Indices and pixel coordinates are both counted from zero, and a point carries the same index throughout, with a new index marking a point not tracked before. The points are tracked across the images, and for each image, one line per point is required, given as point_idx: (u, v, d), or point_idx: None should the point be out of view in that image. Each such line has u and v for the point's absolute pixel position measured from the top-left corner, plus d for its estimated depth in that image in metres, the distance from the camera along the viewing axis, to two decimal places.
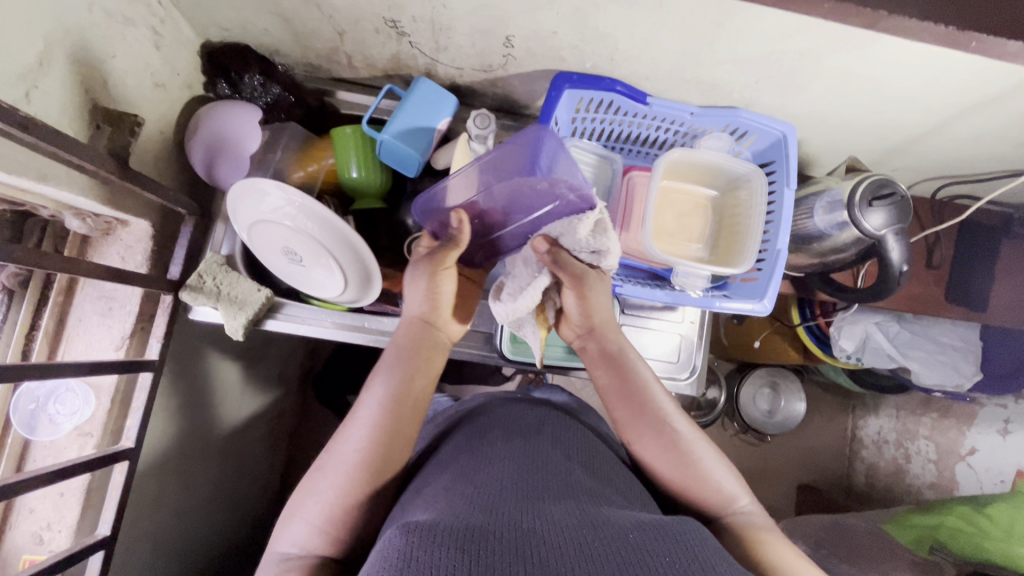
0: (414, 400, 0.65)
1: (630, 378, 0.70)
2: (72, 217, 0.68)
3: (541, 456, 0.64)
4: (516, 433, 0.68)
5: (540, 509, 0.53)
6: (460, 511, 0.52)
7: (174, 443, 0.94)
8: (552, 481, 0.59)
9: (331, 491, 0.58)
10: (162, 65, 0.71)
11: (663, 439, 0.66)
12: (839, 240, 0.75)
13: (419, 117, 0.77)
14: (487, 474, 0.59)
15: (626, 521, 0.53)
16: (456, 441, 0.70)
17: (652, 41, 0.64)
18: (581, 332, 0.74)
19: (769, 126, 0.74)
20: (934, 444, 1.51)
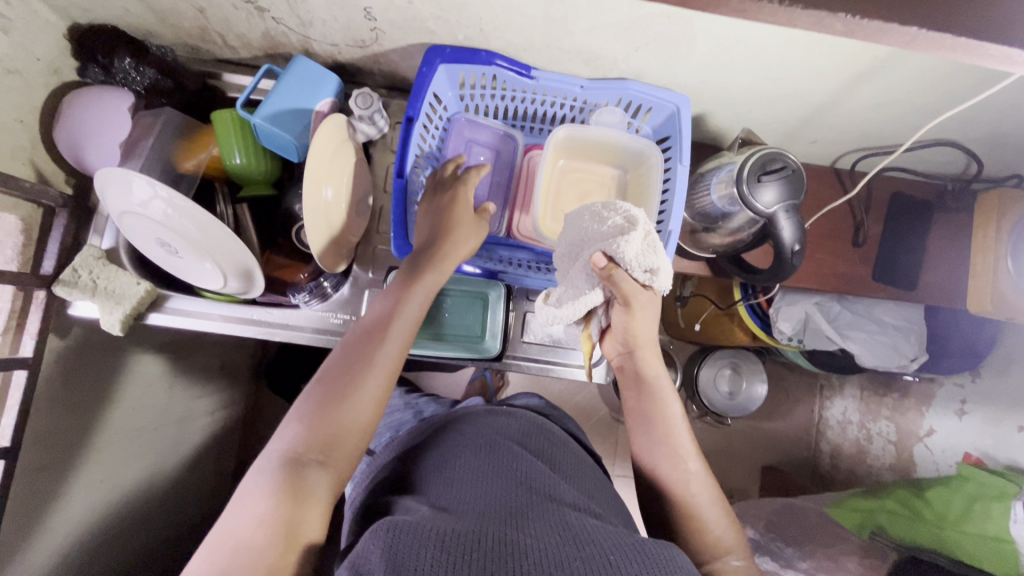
0: (411, 312, 0.63)
1: (654, 404, 0.69)
2: None
3: (527, 469, 0.65)
4: (499, 444, 0.69)
5: (524, 526, 0.54)
6: (448, 524, 0.54)
7: (134, 442, 0.95)
8: (532, 494, 0.60)
9: (321, 392, 0.57)
10: (13, 49, 0.67)
11: (676, 473, 0.65)
12: (737, 219, 0.71)
13: (295, 99, 0.73)
14: (479, 492, 0.61)
15: (606, 539, 0.54)
16: (461, 440, 0.71)
17: (513, 9, 0.60)
18: (621, 352, 0.71)
19: (658, 97, 0.69)
20: (894, 425, 1.52)
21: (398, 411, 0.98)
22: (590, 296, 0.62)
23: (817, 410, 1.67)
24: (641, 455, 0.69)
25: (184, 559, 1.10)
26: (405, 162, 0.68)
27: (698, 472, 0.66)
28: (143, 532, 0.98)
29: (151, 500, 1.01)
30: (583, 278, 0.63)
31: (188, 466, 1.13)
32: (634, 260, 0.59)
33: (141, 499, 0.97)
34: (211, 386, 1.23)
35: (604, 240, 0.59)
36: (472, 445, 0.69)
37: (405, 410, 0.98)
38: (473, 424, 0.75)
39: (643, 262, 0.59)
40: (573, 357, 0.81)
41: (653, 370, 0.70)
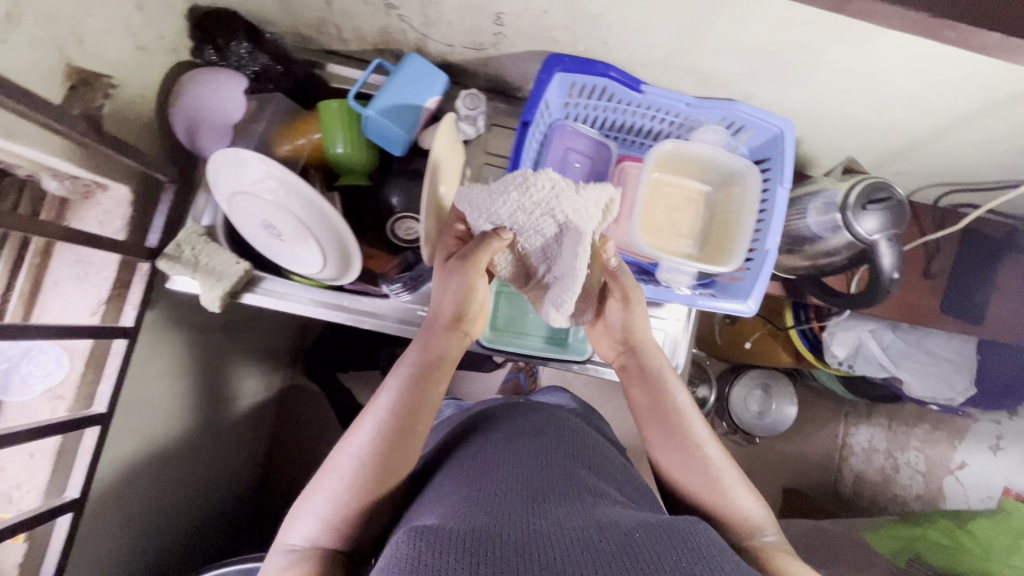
0: (428, 401, 0.61)
1: (660, 393, 0.68)
2: (49, 178, 0.68)
3: (549, 462, 0.61)
4: (516, 436, 0.67)
5: (546, 512, 0.51)
6: (466, 517, 0.50)
7: (151, 415, 0.92)
8: (555, 485, 0.56)
9: (331, 497, 0.54)
10: (145, 27, 0.69)
11: (694, 459, 0.63)
12: (832, 244, 0.73)
13: (406, 94, 0.75)
14: (494, 478, 0.57)
15: (632, 522, 0.50)
16: (476, 437, 0.68)
17: (645, 26, 0.62)
18: (624, 350, 0.73)
19: (765, 120, 0.71)
20: (924, 456, 1.49)
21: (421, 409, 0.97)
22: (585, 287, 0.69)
23: (842, 436, 1.76)
24: (653, 446, 0.66)
25: (185, 539, 1.09)
26: (518, 164, 0.70)
27: (718, 456, 0.64)
28: (150, 505, 0.95)
29: (163, 477, 0.98)
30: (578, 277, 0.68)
31: (205, 440, 1.11)
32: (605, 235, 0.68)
33: (159, 470, 0.96)
34: None
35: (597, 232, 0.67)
36: (485, 441, 0.67)
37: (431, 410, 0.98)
38: (496, 420, 0.73)
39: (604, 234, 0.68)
40: None
41: (651, 362, 0.70)
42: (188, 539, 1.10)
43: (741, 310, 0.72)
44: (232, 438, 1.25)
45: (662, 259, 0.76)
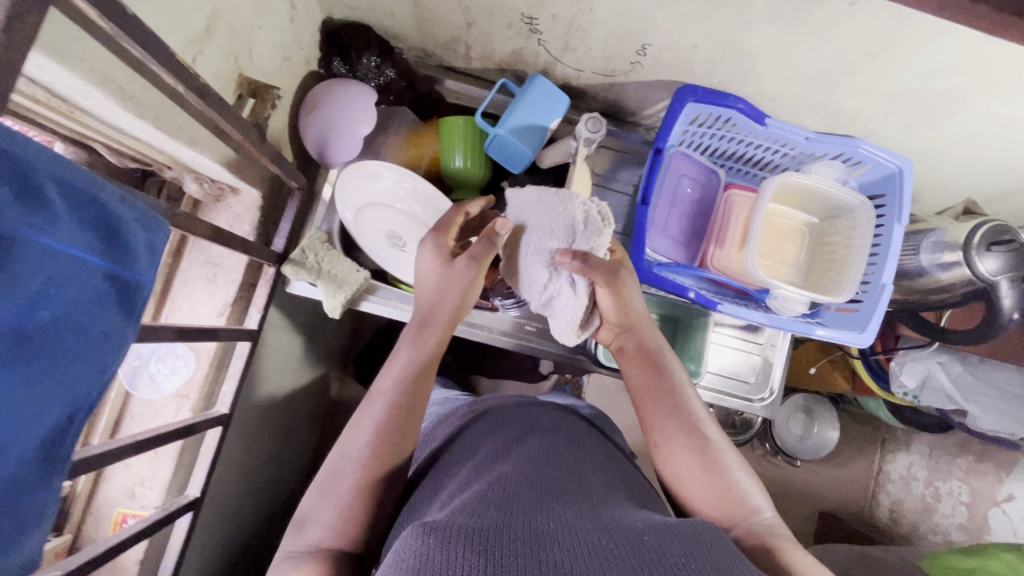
0: (410, 397, 0.61)
1: (665, 378, 0.67)
2: (191, 180, 0.70)
3: (561, 461, 0.59)
4: (527, 434, 0.64)
5: (552, 509, 0.48)
6: (475, 511, 0.47)
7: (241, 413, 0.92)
8: (566, 486, 0.54)
9: (334, 497, 0.55)
10: (293, 38, 0.71)
11: (696, 441, 0.62)
12: (943, 280, 0.75)
13: (533, 115, 0.77)
14: (502, 472, 0.55)
15: (640, 522, 0.47)
16: (473, 435, 0.67)
17: (793, 65, 0.64)
18: (618, 330, 0.71)
19: (887, 159, 0.73)
20: (968, 488, 1.50)
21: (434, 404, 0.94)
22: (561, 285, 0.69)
23: (877, 462, 1.71)
24: (653, 432, 0.65)
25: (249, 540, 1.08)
26: (649, 191, 0.73)
27: (719, 440, 0.63)
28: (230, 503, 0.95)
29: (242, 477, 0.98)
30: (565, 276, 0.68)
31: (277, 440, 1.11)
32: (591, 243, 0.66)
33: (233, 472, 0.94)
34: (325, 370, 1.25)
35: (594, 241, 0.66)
36: (477, 439, 0.66)
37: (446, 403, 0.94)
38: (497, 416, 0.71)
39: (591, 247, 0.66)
40: (739, 388, 0.88)
41: (650, 344, 0.70)
42: (253, 540, 1.11)
43: (856, 342, 0.73)
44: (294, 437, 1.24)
45: (774, 288, 0.77)
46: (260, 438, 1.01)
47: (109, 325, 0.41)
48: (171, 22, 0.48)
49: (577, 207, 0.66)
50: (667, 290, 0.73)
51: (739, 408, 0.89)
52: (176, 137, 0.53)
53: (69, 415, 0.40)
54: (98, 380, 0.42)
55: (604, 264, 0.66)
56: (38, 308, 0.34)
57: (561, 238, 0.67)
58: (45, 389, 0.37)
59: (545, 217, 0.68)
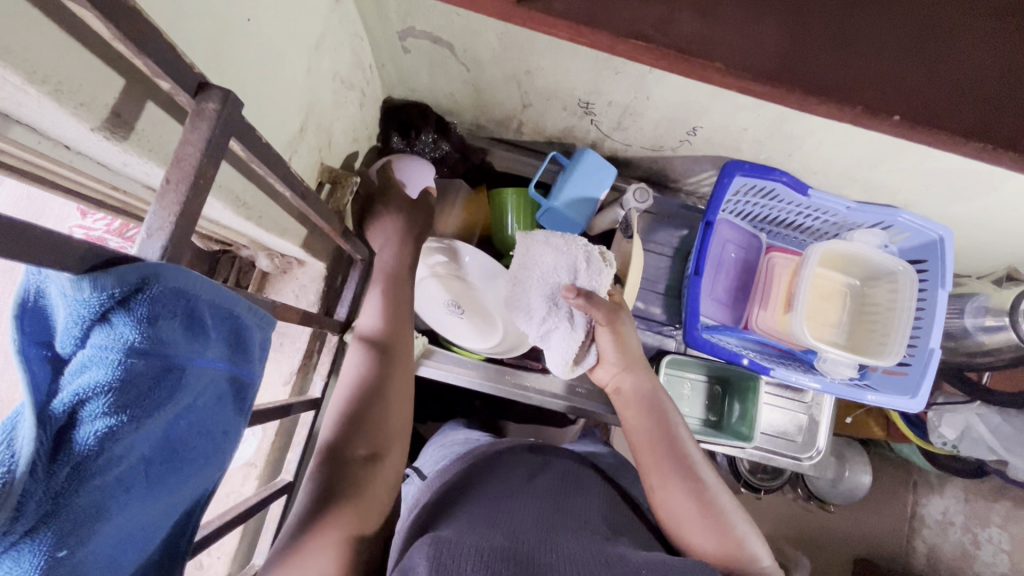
0: (363, 425, 0.60)
1: (664, 420, 0.67)
2: (263, 256, 0.74)
3: (564, 504, 0.60)
4: (527, 483, 0.64)
5: (557, 539, 0.52)
6: (483, 534, 0.51)
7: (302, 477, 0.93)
8: (569, 524, 0.56)
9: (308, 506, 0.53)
10: (360, 121, 0.76)
11: (692, 486, 0.61)
12: (990, 343, 0.77)
13: (585, 187, 0.81)
14: (512, 508, 0.57)
15: (642, 560, 0.49)
16: (474, 478, 0.67)
17: (838, 147, 0.68)
18: (615, 372, 0.71)
19: (929, 228, 0.76)
20: (1007, 534, 1.47)
21: (455, 445, 0.92)
22: (557, 323, 0.71)
23: (911, 505, 1.63)
24: (649, 474, 0.64)
25: None
26: (701, 261, 0.75)
27: (717, 486, 0.62)
28: None
29: None
30: (558, 313, 0.71)
31: None
32: (588, 280, 0.70)
33: None
34: None
35: (585, 278, 0.70)
36: (474, 482, 0.65)
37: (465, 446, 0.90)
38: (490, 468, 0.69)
39: (589, 283, 0.71)
40: (788, 447, 0.89)
41: (643, 393, 0.69)
42: None
43: (908, 409, 0.75)
44: None
45: (821, 352, 0.79)
46: None
47: (227, 423, 0.42)
48: (277, 131, 0.53)
49: (579, 250, 0.71)
50: (721, 358, 0.75)
51: (787, 467, 0.90)
52: (271, 230, 0.57)
53: (189, 513, 0.40)
54: (214, 477, 0.42)
55: (606, 302, 0.69)
56: (183, 420, 0.36)
57: (564, 276, 0.71)
58: (177, 494, 0.38)
59: (549, 257, 0.72)
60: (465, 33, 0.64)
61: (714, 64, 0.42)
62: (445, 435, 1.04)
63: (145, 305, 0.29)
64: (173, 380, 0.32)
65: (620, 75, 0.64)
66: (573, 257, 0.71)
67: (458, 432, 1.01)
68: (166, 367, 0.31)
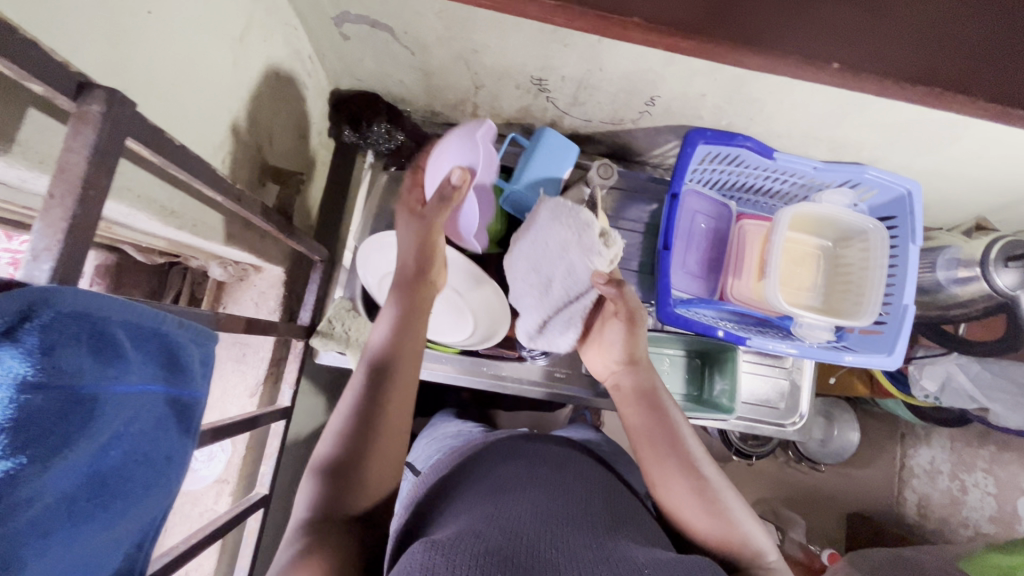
0: (390, 418, 0.53)
1: (662, 416, 0.62)
2: (215, 265, 0.70)
3: (567, 494, 0.58)
4: (534, 470, 0.63)
5: (560, 533, 0.50)
6: (481, 534, 0.48)
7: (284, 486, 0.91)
8: (573, 515, 0.54)
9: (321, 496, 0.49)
10: (305, 116, 0.72)
11: (697, 486, 0.58)
12: (962, 296, 0.77)
13: (547, 167, 0.78)
14: (513, 504, 0.55)
15: (646, 558, 0.48)
16: (474, 477, 0.64)
17: (798, 106, 0.66)
18: (619, 367, 0.68)
19: (896, 183, 0.75)
20: (994, 477, 1.40)
21: (450, 437, 0.91)
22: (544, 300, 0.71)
23: (900, 458, 1.67)
24: (652, 474, 0.60)
25: None
26: (669, 235, 0.74)
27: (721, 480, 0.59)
28: None
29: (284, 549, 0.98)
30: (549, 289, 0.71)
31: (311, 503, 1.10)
32: (582, 260, 0.67)
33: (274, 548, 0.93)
34: None
35: (581, 257, 0.67)
36: (470, 484, 0.62)
37: (458, 437, 0.88)
38: (483, 463, 0.67)
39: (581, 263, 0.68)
40: (773, 415, 0.89)
41: (643, 388, 0.66)
42: None
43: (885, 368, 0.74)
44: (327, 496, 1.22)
45: (797, 316, 0.78)
46: None
47: (171, 448, 0.40)
48: (201, 132, 0.49)
49: (571, 223, 0.66)
50: (696, 331, 0.74)
51: (772, 435, 0.90)
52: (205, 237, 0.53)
53: (138, 544, 0.39)
54: (163, 503, 0.40)
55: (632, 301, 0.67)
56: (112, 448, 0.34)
57: (554, 246, 0.68)
58: (118, 528, 0.36)
59: (546, 226, 0.69)
60: (402, 14, 0.60)
61: (630, 19, 0.44)
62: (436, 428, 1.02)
63: (36, 334, 0.27)
64: (83, 412, 0.30)
65: (569, 48, 0.61)
66: (568, 229, 0.67)
67: (450, 424, 1.01)
68: (74, 398, 0.29)
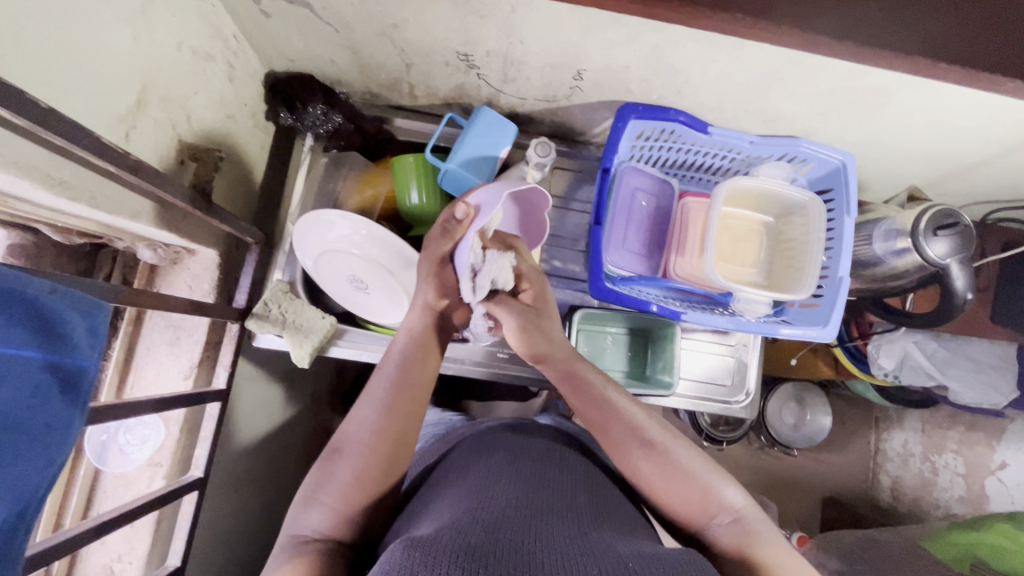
0: (410, 421, 0.60)
1: (589, 391, 0.64)
2: (144, 248, 0.69)
3: (550, 486, 0.59)
4: (517, 458, 0.64)
5: (541, 526, 0.51)
6: (462, 529, 0.48)
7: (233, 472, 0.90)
8: (554, 506, 0.55)
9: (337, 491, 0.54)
10: (234, 96, 0.72)
11: (651, 457, 0.58)
12: (897, 267, 0.76)
13: (482, 145, 0.78)
14: (491, 493, 0.56)
15: (629, 550, 0.48)
16: (456, 470, 0.65)
17: (723, 77, 0.66)
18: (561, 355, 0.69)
19: (830, 155, 0.75)
20: (963, 458, 1.42)
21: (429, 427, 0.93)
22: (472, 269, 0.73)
23: (874, 442, 1.66)
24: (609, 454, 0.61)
25: None
26: (601, 210, 0.74)
27: (675, 442, 0.60)
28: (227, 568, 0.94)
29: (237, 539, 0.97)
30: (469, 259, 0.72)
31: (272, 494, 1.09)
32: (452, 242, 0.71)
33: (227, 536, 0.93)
34: (312, 414, 1.24)
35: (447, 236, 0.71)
36: (454, 478, 0.63)
37: (439, 427, 0.90)
38: (466, 454, 0.68)
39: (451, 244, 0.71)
40: (720, 393, 0.88)
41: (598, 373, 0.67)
42: None
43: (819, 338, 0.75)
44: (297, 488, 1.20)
45: (735, 291, 0.78)
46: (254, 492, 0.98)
47: (51, 415, 0.40)
48: (99, 104, 0.49)
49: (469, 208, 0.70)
50: (630, 306, 0.74)
51: (722, 414, 0.89)
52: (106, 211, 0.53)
53: (19, 514, 0.38)
54: (47, 473, 0.40)
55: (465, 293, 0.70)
56: None
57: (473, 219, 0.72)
58: None
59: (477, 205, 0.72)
60: None
61: None
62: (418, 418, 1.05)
63: None
64: None
65: (485, 19, 0.61)
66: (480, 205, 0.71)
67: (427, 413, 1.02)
68: None
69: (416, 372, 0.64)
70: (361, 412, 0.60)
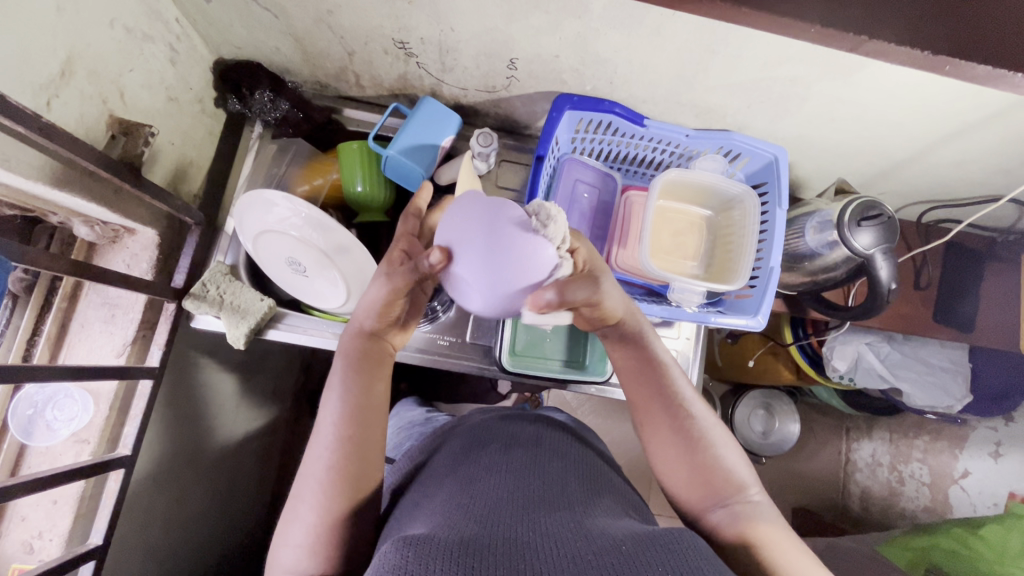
0: (371, 442, 0.58)
1: (642, 361, 0.63)
2: (80, 224, 0.68)
3: (540, 471, 0.58)
4: (511, 446, 0.62)
5: (530, 518, 0.49)
6: (456, 524, 0.47)
7: (177, 458, 0.89)
8: (547, 493, 0.54)
9: (308, 534, 0.52)
10: (176, 80, 0.73)
11: (677, 438, 0.58)
12: (830, 259, 0.77)
13: (423, 134, 0.79)
14: (485, 484, 0.55)
15: (617, 533, 0.48)
16: (450, 456, 0.64)
17: (648, 67, 0.68)
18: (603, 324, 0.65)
19: (761, 148, 0.76)
20: (927, 467, 1.34)
21: (416, 426, 0.92)
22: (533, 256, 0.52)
23: (844, 452, 1.57)
24: (642, 426, 0.62)
25: None
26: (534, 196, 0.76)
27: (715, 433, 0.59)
28: (174, 560, 0.93)
29: (186, 532, 0.95)
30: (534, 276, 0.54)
31: (228, 486, 1.08)
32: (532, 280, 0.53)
33: (176, 525, 0.92)
34: (272, 409, 1.23)
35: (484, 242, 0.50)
36: (445, 468, 0.61)
37: (427, 425, 0.91)
38: (466, 435, 0.67)
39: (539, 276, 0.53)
40: None
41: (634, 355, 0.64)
42: None
43: (750, 324, 0.75)
44: (252, 482, 1.19)
45: (670, 281, 0.79)
46: (201, 481, 0.97)
47: None
48: (17, 69, 0.50)
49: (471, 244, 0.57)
50: None
51: None
52: (16, 173, 0.54)
53: None
54: None
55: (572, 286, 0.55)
56: None
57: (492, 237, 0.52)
58: None
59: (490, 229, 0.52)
60: None
61: None
62: (400, 416, 1.03)
63: None
64: None
65: (414, 5, 0.63)
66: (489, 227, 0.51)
67: (413, 412, 1.01)
68: None
69: (357, 394, 0.60)
70: (314, 455, 0.56)
